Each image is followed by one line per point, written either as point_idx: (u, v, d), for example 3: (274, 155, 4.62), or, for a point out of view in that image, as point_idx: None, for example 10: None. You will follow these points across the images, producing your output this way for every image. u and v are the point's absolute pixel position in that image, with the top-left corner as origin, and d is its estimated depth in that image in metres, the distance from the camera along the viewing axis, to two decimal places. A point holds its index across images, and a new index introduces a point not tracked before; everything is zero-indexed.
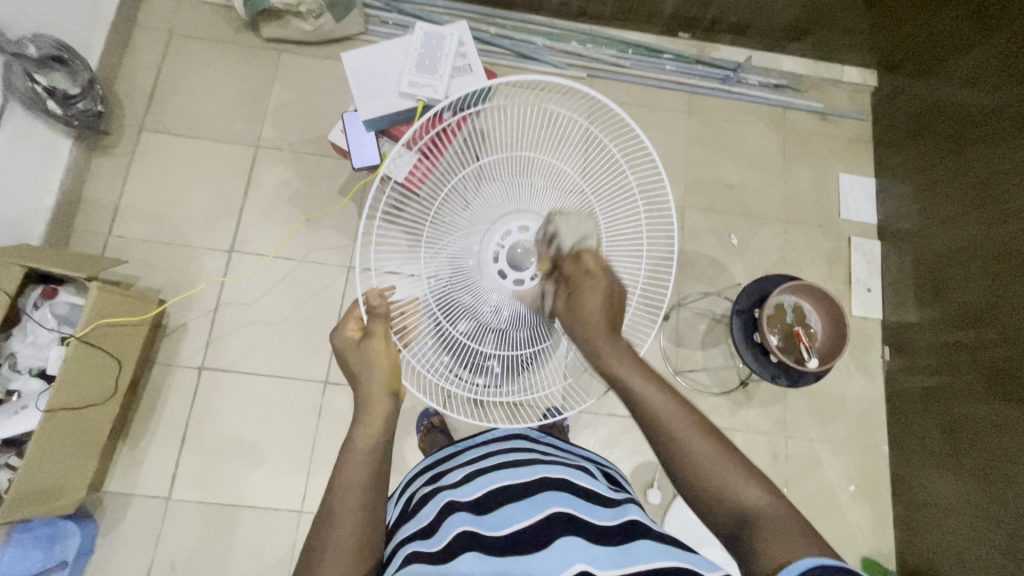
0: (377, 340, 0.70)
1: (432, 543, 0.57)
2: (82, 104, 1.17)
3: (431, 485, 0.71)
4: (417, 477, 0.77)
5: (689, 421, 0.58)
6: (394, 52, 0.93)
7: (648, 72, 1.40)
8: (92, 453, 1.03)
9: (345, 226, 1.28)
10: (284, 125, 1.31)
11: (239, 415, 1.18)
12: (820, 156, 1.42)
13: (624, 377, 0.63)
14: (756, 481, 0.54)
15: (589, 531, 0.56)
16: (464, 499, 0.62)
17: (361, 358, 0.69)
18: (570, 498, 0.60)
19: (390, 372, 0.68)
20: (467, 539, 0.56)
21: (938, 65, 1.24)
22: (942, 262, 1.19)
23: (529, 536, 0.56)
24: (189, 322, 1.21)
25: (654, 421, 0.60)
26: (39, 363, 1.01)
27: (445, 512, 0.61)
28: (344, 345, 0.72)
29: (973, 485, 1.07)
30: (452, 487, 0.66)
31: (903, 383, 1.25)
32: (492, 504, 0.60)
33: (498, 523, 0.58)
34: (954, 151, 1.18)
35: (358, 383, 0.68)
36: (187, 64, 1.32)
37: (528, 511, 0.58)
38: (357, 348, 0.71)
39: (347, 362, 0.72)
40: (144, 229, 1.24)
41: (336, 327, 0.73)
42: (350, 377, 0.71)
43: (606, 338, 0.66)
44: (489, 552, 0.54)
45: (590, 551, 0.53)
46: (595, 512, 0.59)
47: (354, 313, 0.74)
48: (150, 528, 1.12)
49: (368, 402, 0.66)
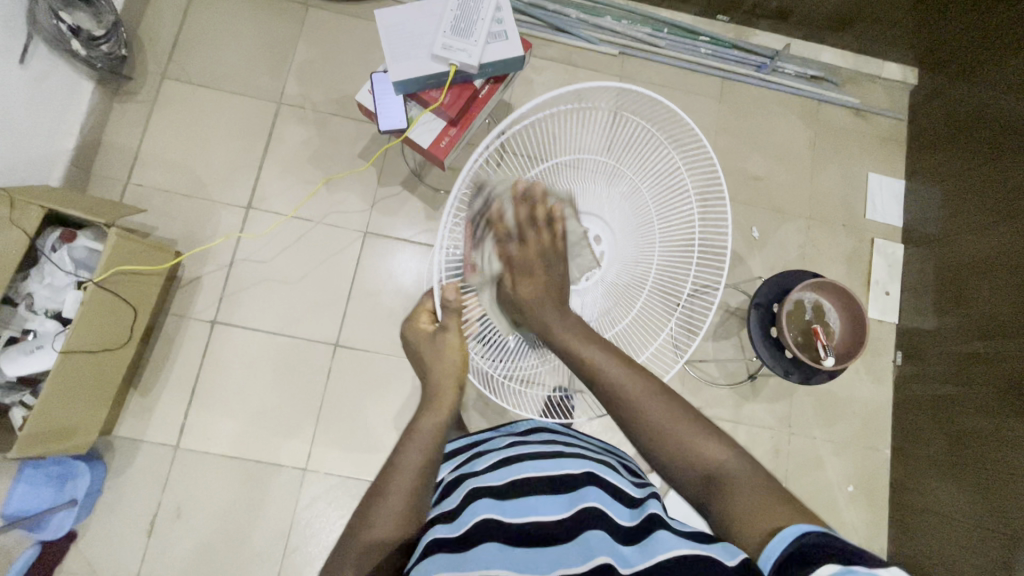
0: (450, 334, 0.71)
1: (454, 528, 0.58)
2: (106, 46, 1.14)
3: (457, 470, 0.70)
4: (442, 462, 0.76)
5: (642, 385, 0.61)
6: (430, 14, 0.91)
7: (683, 53, 1.36)
8: (103, 398, 1.05)
9: (365, 190, 1.26)
10: (308, 83, 1.29)
11: (248, 372, 1.19)
12: (851, 154, 1.39)
13: (579, 352, 0.64)
14: (712, 437, 0.58)
15: (614, 527, 0.57)
16: (487, 486, 0.62)
17: (433, 350, 0.72)
18: (594, 493, 0.60)
19: (461, 365, 0.71)
20: (491, 527, 0.56)
21: (983, 67, 1.20)
22: (967, 271, 1.16)
23: (554, 528, 0.56)
24: (204, 276, 1.21)
25: (608, 395, 0.62)
26: (55, 305, 1.02)
27: (469, 498, 0.61)
28: (417, 340, 0.75)
29: (971, 494, 1.07)
30: (477, 474, 0.65)
31: (913, 390, 1.24)
32: (515, 493, 0.60)
33: (520, 513, 0.58)
34: (992, 157, 1.15)
35: (428, 373, 0.72)
36: (213, 13, 1.30)
37: (553, 506, 0.59)
38: (431, 343, 0.73)
39: (419, 354, 0.75)
40: (164, 179, 1.24)
41: (408, 320, 0.77)
42: (422, 369, 0.74)
43: (557, 324, 0.66)
44: (511, 541, 0.55)
45: (615, 549, 0.54)
46: (619, 508, 0.60)
47: (424, 306, 0.78)
48: (157, 474, 1.14)
49: (436, 394, 0.69)
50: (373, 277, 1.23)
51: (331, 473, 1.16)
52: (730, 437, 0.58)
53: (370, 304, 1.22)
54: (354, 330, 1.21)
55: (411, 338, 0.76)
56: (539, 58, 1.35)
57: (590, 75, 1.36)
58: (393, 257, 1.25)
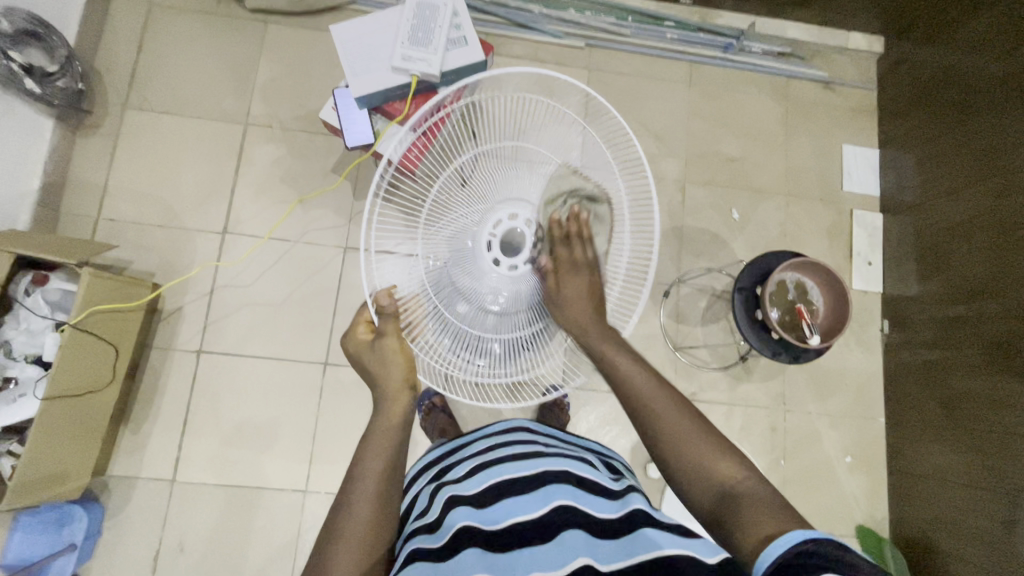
0: (389, 338, 0.72)
1: (435, 539, 0.58)
2: (61, 82, 1.12)
3: (437, 479, 0.70)
4: (422, 473, 0.76)
5: (659, 390, 0.65)
6: (386, 25, 0.92)
7: (649, 40, 1.36)
8: (93, 440, 1.03)
9: (341, 206, 1.25)
10: (273, 101, 1.27)
11: (240, 399, 1.18)
12: (824, 128, 1.39)
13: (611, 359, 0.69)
14: (726, 454, 0.58)
15: (592, 525, 0.57)
16: (464, 494, 0.62)
17: (378, 357, 0.71)
18: (570, 490, 0.60)
19: (405, 366, 0.70)
20: (469, 535, 0.56)
21: (947, 30, 1.21)
22: (944, 235, 1.17)
23: (532, 530, 0.56)
24: (186, 306, 1.20)
25: (630, 396, 0.65)
26: (35, 350, 1.00)
27: (448, 505, 0.61)
28: (357, 348, 0.74)
29: (966, 455, 1.09)
30: (456, 481, 0.65)
31: (902, 357, 1.25)
32: (494, 498, 0.60)
33: (500, 517, 0.58)
34: (962, 120, 1.15)
35: (376, 382, 0.70)
36: (170, 38, 1.27)
37: (531, 506, 0.59)
38: (371, 349, 0.73)
39: (363, 364, 0.73)
40: (134, 212, 1.22)
41: (348, 331, 0.75)
42: (366, 377, 0.72)
43: (597, 333, 0.71)
44: (490, 547, 0.55)
45: (593, 546, 0.54)
46: (597, 503, 0.60)
47: (362, 316, 0.76)
48: (156, 510, 1.13)
49: (386, 400, 0.68)
50: (357, 292, 1.22)
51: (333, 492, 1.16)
52: (742, 455, 0.58)
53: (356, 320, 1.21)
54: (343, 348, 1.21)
55: (349, 350, 0.75)
56: (505, 57, 1.33)
57: (557, 70, 1.35)
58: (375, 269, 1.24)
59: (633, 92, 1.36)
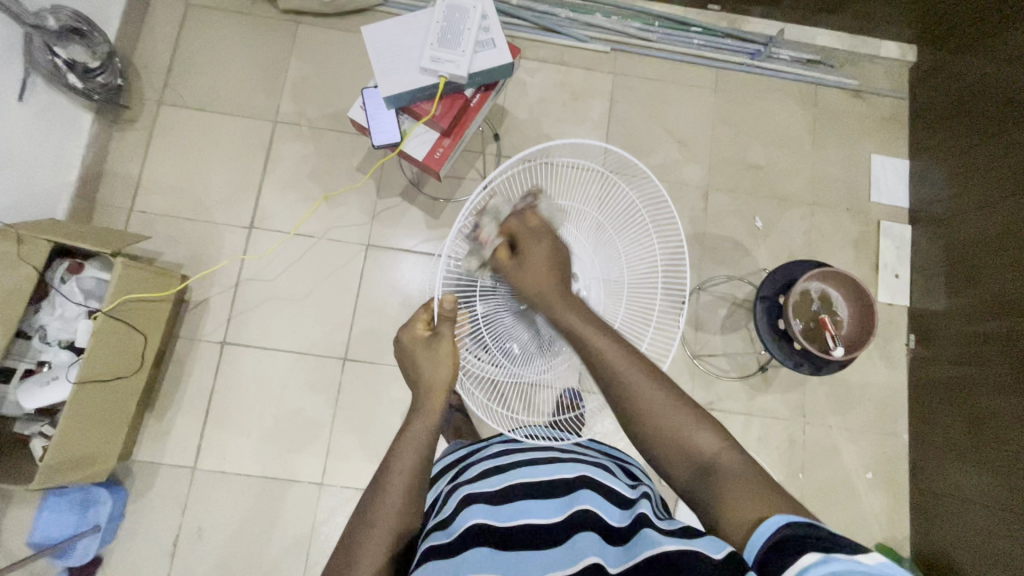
0: (445, 342, 0.70)
1: (445, 536, 0.58)
2: (102, 78, 1.16)
3: (452, 480, 0.70)
4: (438, 476, 0.76)
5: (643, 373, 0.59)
6: (417, 27, 0.93)
7: (675, 46, 1.35)
8: (118, 425, 1.06)
9: (363, 204, 1.27)
10: (303, 99, 1.29)
11: (260, 391, 1.20)
12: (852, 137, 1.37)
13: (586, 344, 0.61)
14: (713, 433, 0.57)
15: (604, 529, 0.57)
16: (480, 493, 0.62)
17: (429, 360, 0.70)
18: (584, 495, 0.60)
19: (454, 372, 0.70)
20: (480, 533, 0.56)
21: (984, 39, 1.18)
22: (976, 248, 1.14)
23: (544, 532, 0.56)
24: (212, 297, 1.23)
25: (612, 372, 0.60)
26: (68, 335, 1.04)
27: (460, 506, 0.61)
28: (411, 344, 0.72)
29: (993, 477, 1.05)
30: (470, 483, 0.65)
31: (928, 372, 1.22)
32: (510, 499, 0.61)
33: (513, 518, 0.58)
34: (997, 132, 1.13)
35: (420, 382, 0.70)
36: (204, 37, 1.31)
37: (544, 509, 0.59)
38: (425, 349, 0.71)
39: (414, 363, 0.71)
40: (165, 205, 1.25)
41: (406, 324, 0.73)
42: (413, 378, 0.71)
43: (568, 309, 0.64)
44: (501, 546, 0.55)
45: (605, 549, 0.54)
46: (609, 509, 0.60)
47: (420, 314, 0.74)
48: (176, 496, 1.15)
49: (427, 402, 0.68)
50: (378, 289, 1.24)
51: (347, 486, 1.17)
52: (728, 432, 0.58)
53: (377, 314, 1.23)
54: (362, 343, 1.22)
55: (403, 349, 0.73)
56: (531, 60, 1.34)
57: (583, 74, 1.35)
58: (397, 268, 1.25)
59: (657, 97, 1.36)
